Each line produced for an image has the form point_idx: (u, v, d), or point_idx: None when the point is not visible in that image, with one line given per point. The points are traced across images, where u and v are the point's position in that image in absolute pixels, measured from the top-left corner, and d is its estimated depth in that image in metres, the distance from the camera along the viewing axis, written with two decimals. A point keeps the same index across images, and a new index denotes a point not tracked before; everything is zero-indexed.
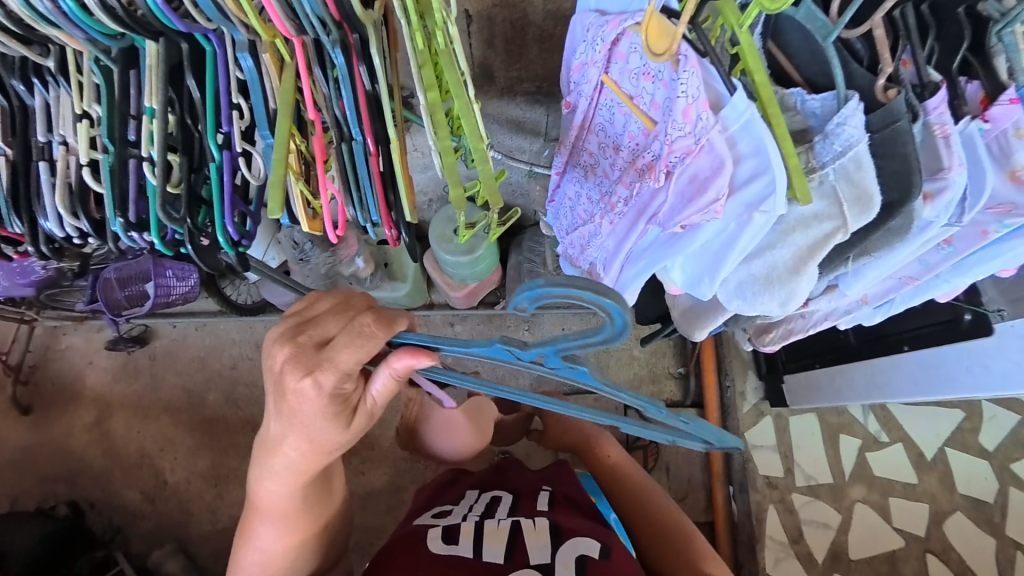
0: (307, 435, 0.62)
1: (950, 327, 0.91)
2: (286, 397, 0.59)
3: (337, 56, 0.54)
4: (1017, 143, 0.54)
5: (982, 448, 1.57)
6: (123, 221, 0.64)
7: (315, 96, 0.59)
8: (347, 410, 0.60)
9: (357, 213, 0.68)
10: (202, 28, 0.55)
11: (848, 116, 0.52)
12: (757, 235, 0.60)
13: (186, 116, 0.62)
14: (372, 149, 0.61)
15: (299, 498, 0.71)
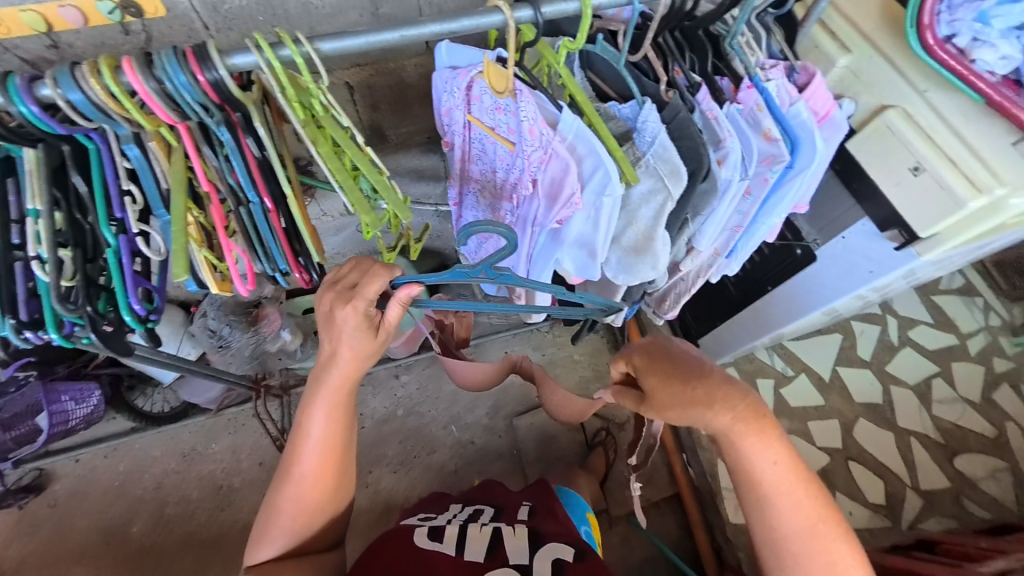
0: (342, 353, 0.73)
1: (793, 261, 1.16)
2: (331, 324, 0.71)
3: (223, 132, 0.61)
4: (761, 114, 0.74)
5: (862, 359, 1.88)
6: (14, 320, 0.63)
7: (208, 170, 0.65)
8: (372, 334, 0.72)
9: (265, 265, 0.73)
10: (82, 128, 0.58)
11: (648, 115, 0.71)
12: (611, 215, 0.74)
13: (73, 211, 0.64)
14: (270, 207, 0.67)
15: (337, 432, 0.78)
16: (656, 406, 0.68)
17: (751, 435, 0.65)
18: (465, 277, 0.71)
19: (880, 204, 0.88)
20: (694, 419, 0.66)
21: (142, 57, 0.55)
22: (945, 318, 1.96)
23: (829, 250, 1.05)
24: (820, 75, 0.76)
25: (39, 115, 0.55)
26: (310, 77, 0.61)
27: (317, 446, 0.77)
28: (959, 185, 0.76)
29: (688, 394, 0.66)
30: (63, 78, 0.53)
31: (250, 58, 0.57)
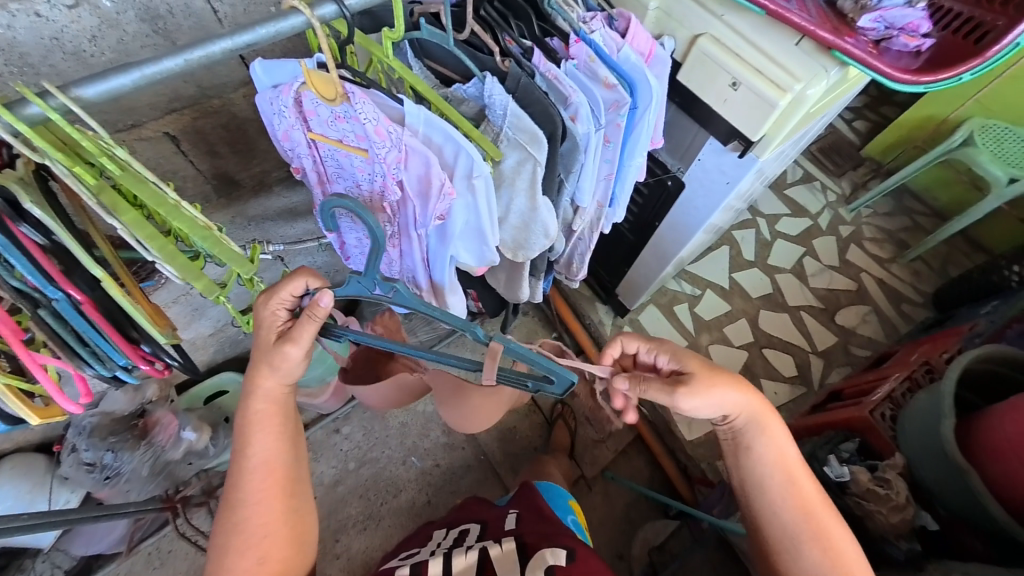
0: (264, 370, 0.69)
1: (668, 193, 1.25)
2: (258, 338, 0.69)
3: None
4: (595, 65, 0.77)
5: (748, 260, 2.14)
6: None
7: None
8: (283, 344, 0.67)
9: (99, 367, 0.62)
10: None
11: (493, 90, 0.70)
12: (488, 197, 0.72)
13: None
14: (83, 299, 0.54)
15: (281, 449, 0.71)
16: (702, 390, 0.68)
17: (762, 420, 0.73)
18: (365, 294, 0.63)
19: (718, 123, 0.99)
20: (729, 403, 0.71)
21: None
22: (798, 207, 2.29)
23: (693, 173, 1.16)
24: (636, 20, 0.80)
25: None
26: (80, 132, 0.48)
27: (259, 475, 0.69)
28: (769, 89, 0.87)
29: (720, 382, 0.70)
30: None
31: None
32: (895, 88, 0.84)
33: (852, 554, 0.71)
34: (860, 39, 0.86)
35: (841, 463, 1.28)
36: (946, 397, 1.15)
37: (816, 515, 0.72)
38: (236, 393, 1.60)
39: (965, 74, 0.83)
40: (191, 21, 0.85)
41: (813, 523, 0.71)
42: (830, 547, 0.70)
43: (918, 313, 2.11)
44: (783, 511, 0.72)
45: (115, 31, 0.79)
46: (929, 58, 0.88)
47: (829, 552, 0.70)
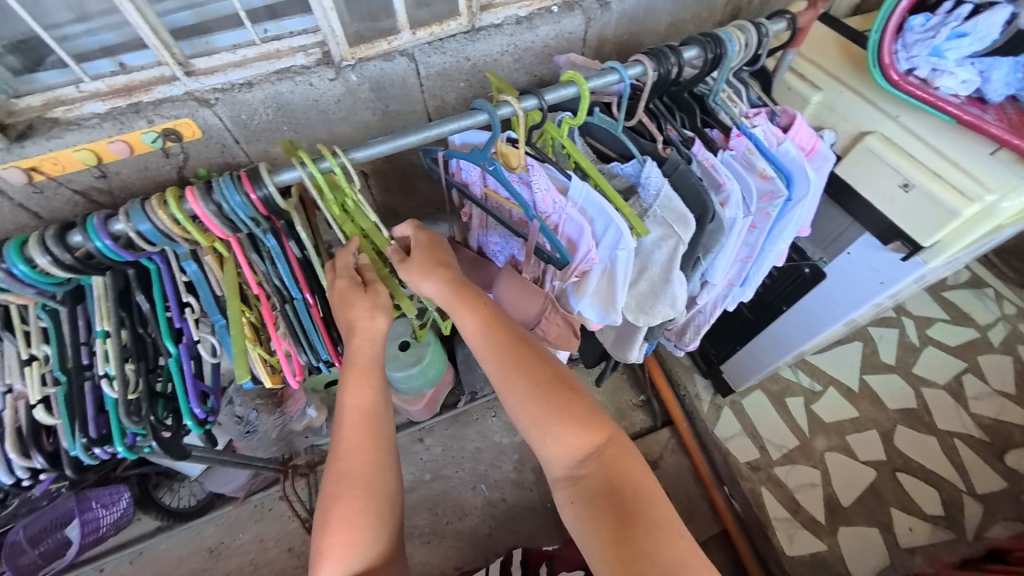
0: (358, 325, 0.72)
1: (803, 280, 1.19)
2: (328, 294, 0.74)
3: (270, 239, 0.69)
4: (754, 156, 0.80)
5: (885, 363, 1.88)
6: (83, 440, 0.71)
7: (260, 276, 0.73)
8: (364, 289, 0.73)
9: (308, 354, 0.84)
10: (141, 255, 0.66)
11: (651, 172, 0.76)
12: (628, 265, 0.78)
13: (137, 326, 0.72)
14: (312, 301, 0.77)
15: (370, 406, 0.71)
16: (412, 252, 0.75)
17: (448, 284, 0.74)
18: (476, 162, 0.75)
19: (873, 218, 0.95)
20: (431, 269, 0.74)
21: (201, 185, 0.62)
22: (960, 313, 1.98)
23: (837, 266, 1.09)
24: (802, 118, 0.83)
25: (114, 246, 0.63)
26: (347, 183, 0.67)
27: (348, 427, 0.70)
28: (950, 197, 0.82)
29: (427, 260, 0.75)
30: (134, 214, 0.60)
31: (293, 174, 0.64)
32: None
33: (558, 380, 0.70)
34: None
35: None
36: None
37: (520, 352, 0.72)
38: None
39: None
40: (402, 91, 1.10)
41: (527, 370, 0.70)
42: (546, 384, 0.70)
43: None
44: (494, 363, 0.72)
45: (352, 97, 1.06)
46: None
47: (543, 390, 0.69)
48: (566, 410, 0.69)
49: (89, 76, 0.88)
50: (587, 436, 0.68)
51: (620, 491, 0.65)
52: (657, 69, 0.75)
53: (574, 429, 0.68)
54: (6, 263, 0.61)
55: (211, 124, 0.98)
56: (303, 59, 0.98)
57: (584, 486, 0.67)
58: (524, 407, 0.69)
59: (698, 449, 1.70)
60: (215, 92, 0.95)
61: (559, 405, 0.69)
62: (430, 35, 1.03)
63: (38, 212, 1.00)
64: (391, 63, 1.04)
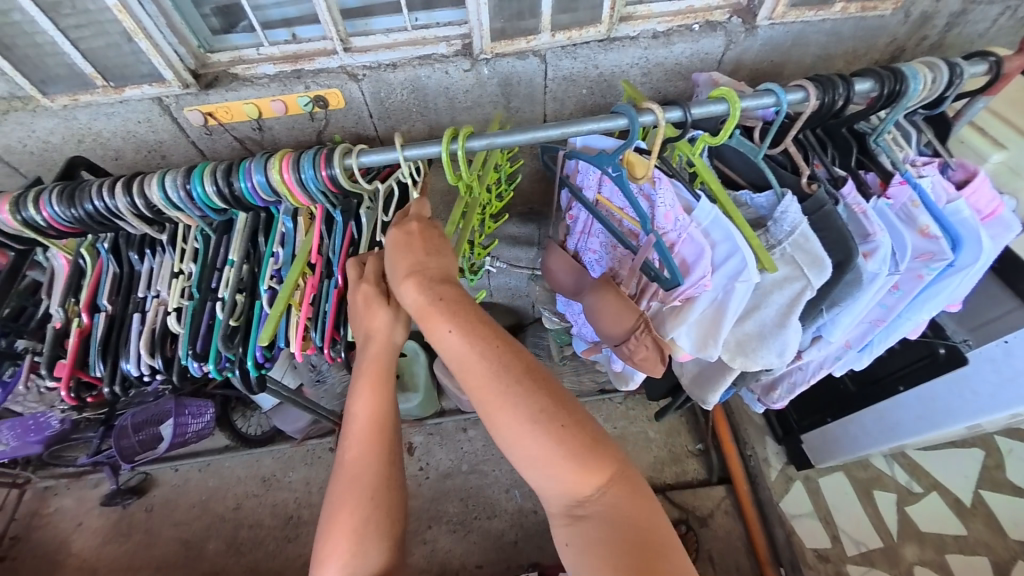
0: (376, 332, 0.72)
1: (931, 361, 1.04)
2: (351, 301, 0.75)
3: (339, 215, 0.79)
4: (917, 210, 0.70)
5: (1015, 483, 1.58)
6: (193, 351, 0.78)
7: (322, 246, 0.82)
8: (385, 301, 0.73)
9: (315, 331, 0.82)
10: (270, 201, 0.76)
11: (789, 205, 0.70)
12: (741, 300, 0.73)
13: (256, 265, 0.81)
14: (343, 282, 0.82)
15: (378, 415, 0.70)
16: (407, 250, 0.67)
17: (417, 279, 0.64)
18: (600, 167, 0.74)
19: None
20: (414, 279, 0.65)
21: (296, 155, 0.71)
22: None
23: (985, 353, 0.94)
24: (984, 175, 0.71)
25: (251, 188, 0.73)
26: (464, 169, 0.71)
27: (359, 432, 0.69)
28: None
29: (401, 263, 0.66)
30: (237, 170, 0.72)
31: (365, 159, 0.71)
32: None
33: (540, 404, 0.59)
34: None
35: None
36: None
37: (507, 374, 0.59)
38: (410, 360, 1.84)
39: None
40: (527, 89, 1.13)
41: (506, 405, 0.59)
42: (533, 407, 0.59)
43: None
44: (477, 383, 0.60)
45: (478, 89, 1.10)
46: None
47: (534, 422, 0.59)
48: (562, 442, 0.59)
49: (268, 42, 1.00)
50: (590, 470, 0.60)
51: (624, 527, 0.61)
52: (820, 98, 0.69)
53: (572, 466, 0.60)
54: (189, 184, 0.72)
55: (354, 97, 1.07)
56: (444, 48, 1.04)
57: (578, 517, 0.62)
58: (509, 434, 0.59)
59: (755, 517, 1.56)
60: (364, 68, 1.04)
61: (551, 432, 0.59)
62: (567, 39, 1.05)
63: (203, 152, 1.14)
64: (523, 62, 1.07)
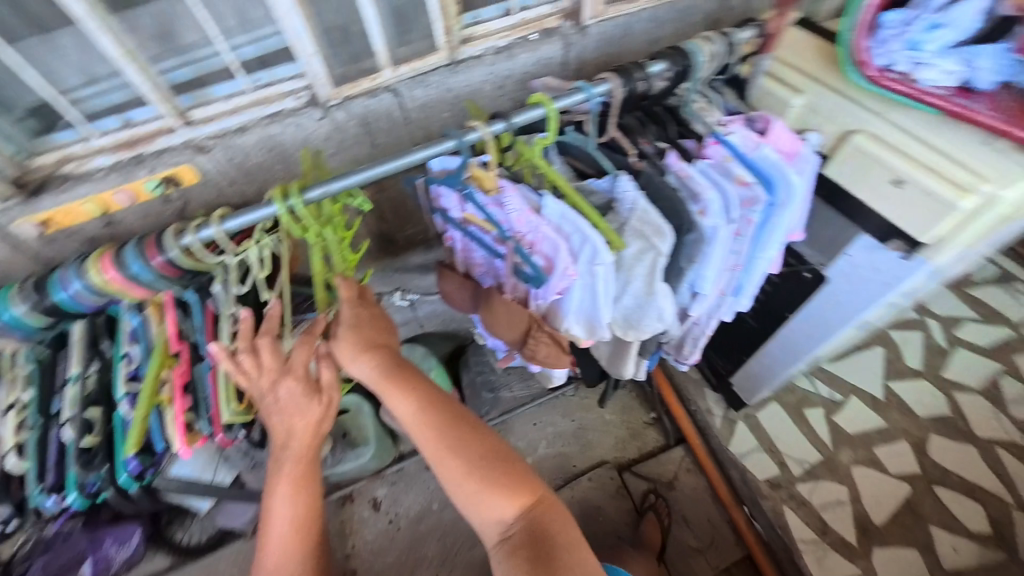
0: (297, 427, 0.77)
1: (804, 284, 1.15)
2: (271, 398, 0.77)
3: (191, 295, 0.77)
4: (729, 164, 0.78)
5: (912, 368, 1.80)
6: (43, 484, 0.81)
7: (181, 330, 0.80)
8: (316, 395, 0.78)
9: (197, 418, 0.81)
10: (103, 303, 0.74)
11: (625, 184, 0.75)
12: (607, 282, 0.75)
13: (102, 375, 0.82)
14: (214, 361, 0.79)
15: (300, 511, 0.77)
16: (354, 330, 0.80)
17: (366, 355, 0.79)
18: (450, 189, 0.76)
19: (872, 219, 0.91)
20: (369, 356, 0.79)
21: (116, 251, 0.68)
22: (991, 311, 1.92)
23: (837, 269, 1.05)
24: (776, 121, 0.81)
25: (71, 297, 0.69)
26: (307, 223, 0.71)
27: (281, 531, 0.76)
28: (945, 190, 0.78)
29: (356, 344, 0.79)
30: (48, 285, 0.69)
31: (199, 233, 0.67)
32: None
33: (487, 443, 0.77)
34: None
35: None
36: None
37: (455, 424, 0.78)
38: (356, 413, 1.73)
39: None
40: (388, 123, 1.12)
41: (461, 439, 0.77)
42: (477, 447, 0.76)
43: None
44: (435, 432, 0.77)
45: (339, 132, 1.07)
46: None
47: (473, 462, 0.75)
48: (499, 473, 0.75)
49: (97, 133, 0.92)
50: (521, 490, 0.75)
51: (543, 540, 0.72)
52: (624, 87, 0.75)
53: (499, 495, 0.74)
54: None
55: (208, 169, 1.00)
56: (293, 102, 1.01)
57: (511, 543, 0.72)
58: (457, 472, 0.75)
59: (714, 468, 1.66)
60: (212, 138, 0.98)
61: (491, 466, 0.75)
62: (411, 70, 1.07)
63: (45, 258, 1.03)
64: (377, 100, 1.06)
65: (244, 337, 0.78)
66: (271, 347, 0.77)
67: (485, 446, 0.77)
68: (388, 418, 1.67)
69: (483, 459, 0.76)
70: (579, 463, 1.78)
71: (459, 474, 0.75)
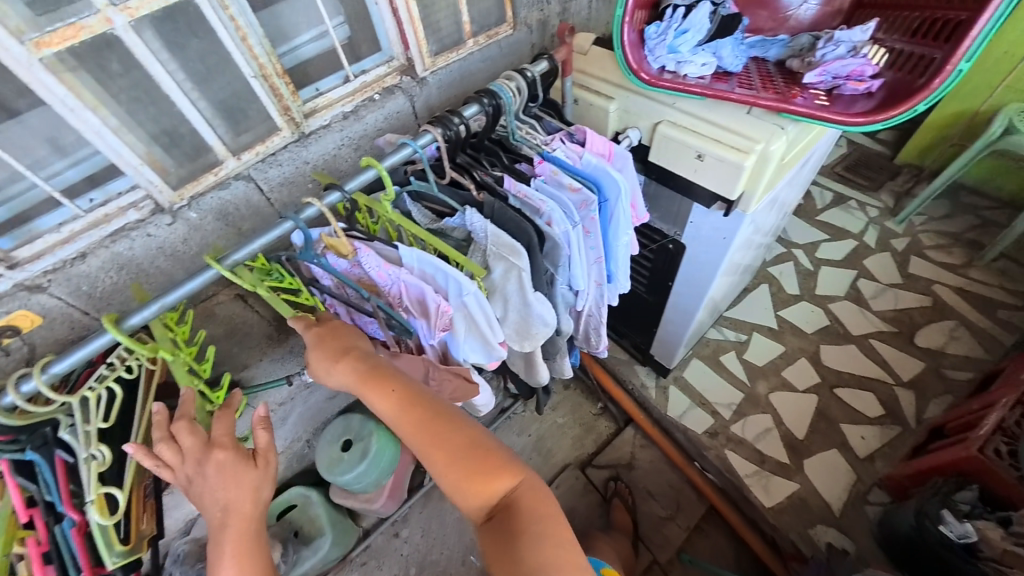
0: (232, 500, 0.68)
1: (673, 254, 1.30)
2: (204, 471, 0.68)
3: (33, 456, 0.69)
4: (559, 176, 0.88)
5: (792, 294, 2.08)
6: None
7: (30, 493, 0.73)
8: (252, 463, 0.71)
9: None
10: None
11: (472, 217, 0.81)
12: (481, 308, 0.79)
13: None
14: (77, 520, 0.73)
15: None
16: (321, 349, 0.77)
17: (339, 364, 0.75)
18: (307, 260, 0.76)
19: (698, 191, 1.05)
20: (339, 367, 0.75)
21: None
22: (837, 229, 2.28)
23: (689, 235, 1.22)
24: (588, 129, 0.92)
25: None
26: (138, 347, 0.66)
27: None
28: (731, 155, 0.93)
29: (330, 354, 0.77)
30: None
31: (21, 388, 0.62)
32: (850, 131, 0.83)
33: (463, 430, 0.71)
34: (806, 94, 0.90)
35: (961, 518, 1.19)
36: None
37: (430, 418, 0.71)
38: (304, 505, 1.61)
39: (921, 103, 0.77)
40: (250, 210, 1.06)
41: (432, 429, 0.70)
42: (449, 438, 0.69)
43: (1021, 318, 1.95)
44: (409, 427, 0.70)
45: (198, 232, 1.00)
46: (889, 91, 0.86)
47: (445, 453, 0.68)
48: (473, 461, 0.68)
49: None
50: (498, 480, 0.68)
51: (519, 531, 0.66)
52: (445, 133, 0.81)
53: (474, 486, 0.67)
54: None
55: (51, 307, 0.88)
56: (136, 214, 0.91)
57: (494, 531, 0.68)
58: (432, 467, 0.69)
59: (661, 435, 1.75)
60: (47, 274, 0.86)
61: (465, 454, 0.68)
62: (257, 154, 1.02)
63: None
64: (229, 190, 1.00)
65: (158, 426, 0.72)
66: (192, 427, 0.70)
67: (462, 432, 0.70)
68: (341, 499, 1.57)
69: (458, 446, 0.69)
70: (545, 474, 1.80)
71: (435, 467, 0.69)
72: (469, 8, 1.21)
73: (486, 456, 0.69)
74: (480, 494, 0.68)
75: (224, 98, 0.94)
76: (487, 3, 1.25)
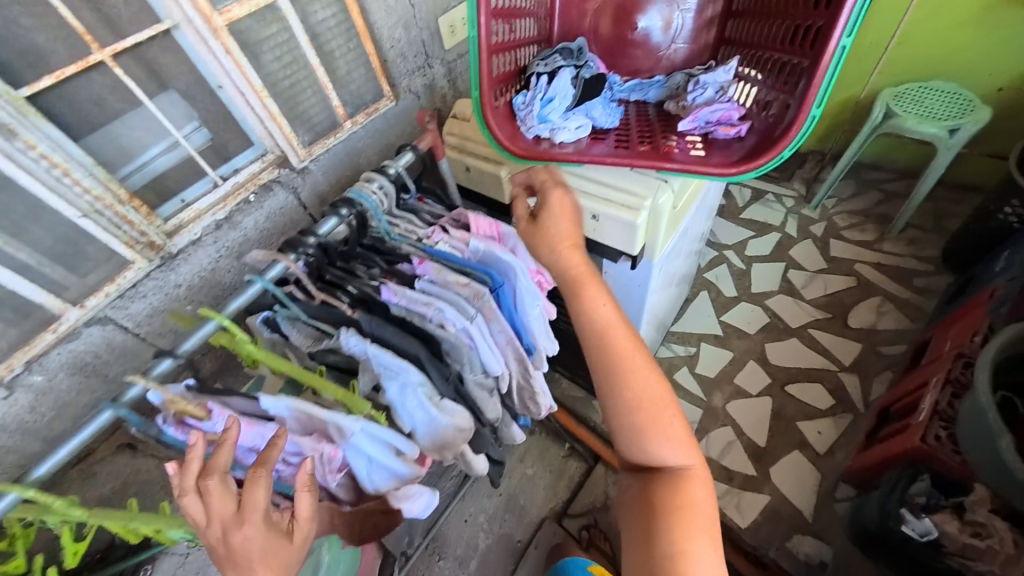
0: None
1: None
2: (227, 540, 0.56)
3: None
4: (444, 271, 0.81)
5: (731, 297, 2.12)
6: None
7: None
8: (288, 539, 0.60)
9: None
10: None
11: (349, 339, 0.72)
12: (378, 436, 0.71)
13: None
14: None
15: None
16: (549, 217, 0.82)
17: (574, 246, 0.81)
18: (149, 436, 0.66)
19: (604, 248, 1.00)
20: (574, 231, 0.80)
21: None
22: (760, 224, 2.36)
23: (608, 278, 1.22)
24: (470, 212, 0.86)
25: None
26: None
27: None
28: (622, 214, 0.90)
29: (552, 240, 0.81)
30: None
31: None
32: (725, 182, 0.80)
33: (654, 388, 0.74)
34: (683, 144, 0.88)
35: (920, 513, 1.18)
36: (988, 414, 1.07)
37: (626, 360, 0.75)
38: None
39: (785, 148, 0.76)
40: (116, 352, 0.95)
41: (625, 375, 0.74)
42: (640, 393, 0.74)
43: (935, 283, 2.06)
44: (608, 356, 0.76)
45: (51, 394, 0.88)
46: (757, 135, 0.85)
47: (641, 404, 0.73)
48: (657, 422, 0.73)
49: None
50: (670, 451, 0.73)
51: (659, 525, 0.68)
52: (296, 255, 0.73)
53: (656, 443, 0.73)
54: None
55: None
56: None
57: (653, 497, 0.71)
58: (618, 406, 0.74)
59: None
60: None
61: (653, 412, 0.73)
62: (111, 292, 0.91)
63: None
64: (83, 338, 0.89)
65: (188, 475, 0.58)
66: (225, 489, 0.57)
67: (651, 395, 0.74)
68: None
69: (646, 407, 0.73)
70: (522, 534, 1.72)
71: (620, 409, 0.74)
72: (339, 91, 1.11)
73: (671, 421, 0.74)
74: (659, 451, 0.73)
75: (54, 244, 0.85)
76: (359, 82, 1.15)
